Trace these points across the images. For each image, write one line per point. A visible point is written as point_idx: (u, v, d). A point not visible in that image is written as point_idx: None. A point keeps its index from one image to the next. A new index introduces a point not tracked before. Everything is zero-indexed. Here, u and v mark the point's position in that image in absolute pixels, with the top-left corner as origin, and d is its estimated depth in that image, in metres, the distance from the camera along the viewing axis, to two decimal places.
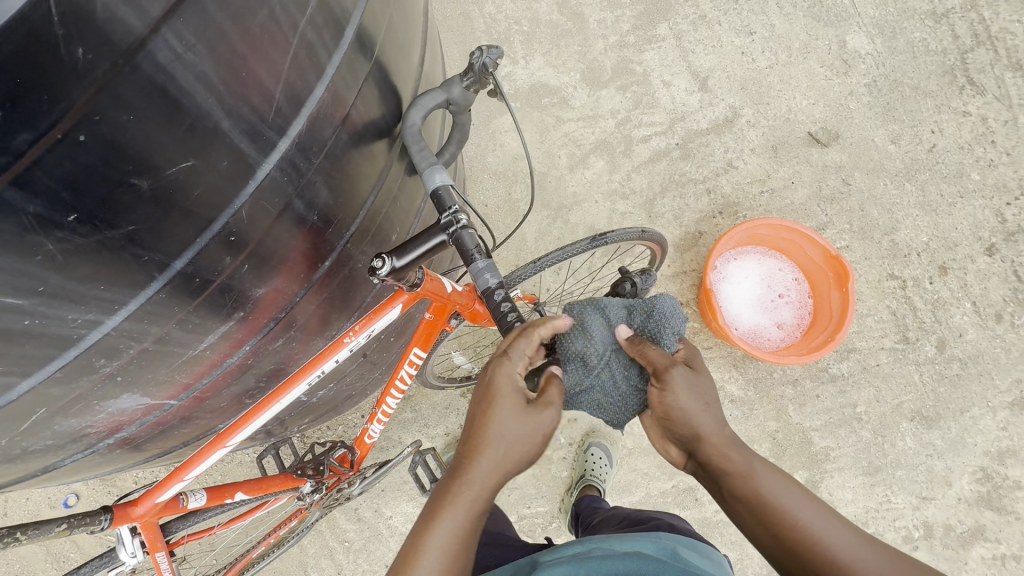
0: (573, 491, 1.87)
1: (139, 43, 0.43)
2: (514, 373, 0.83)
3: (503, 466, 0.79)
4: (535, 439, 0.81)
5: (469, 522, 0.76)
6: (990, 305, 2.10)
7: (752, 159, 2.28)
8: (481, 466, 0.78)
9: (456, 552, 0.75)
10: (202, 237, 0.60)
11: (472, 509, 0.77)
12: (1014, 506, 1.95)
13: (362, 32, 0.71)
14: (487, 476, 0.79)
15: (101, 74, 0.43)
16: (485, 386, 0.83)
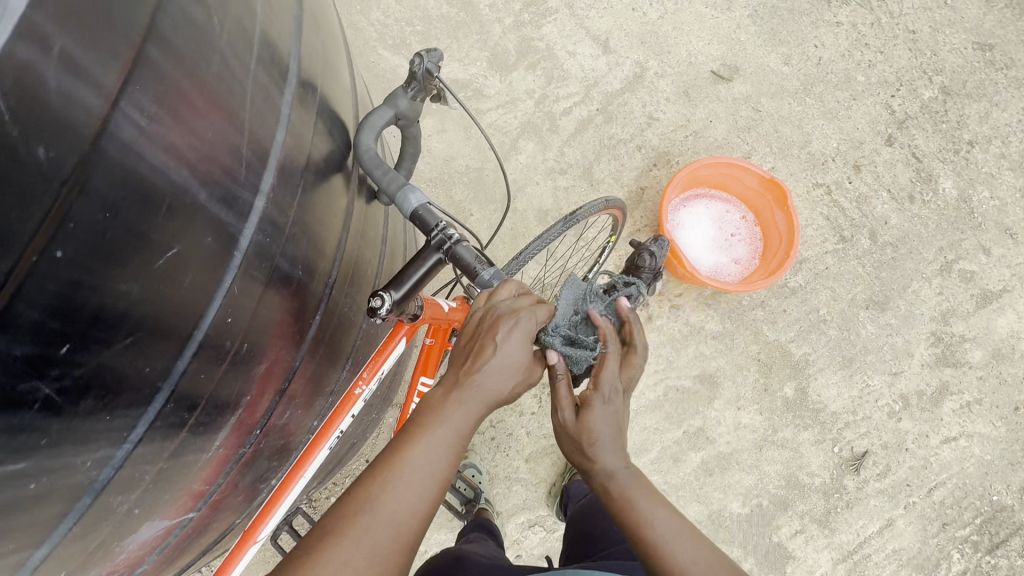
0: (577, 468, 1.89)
1: (101, 125, 0.40)
2: (521, 321, 0.83)
3: (490, 400, 0.80)
4: (519, 384, 0.83)
5: (447, 453, 0.75)
6: (902, 188, 2.32)
7: (670, 107, 2.36)
8: (472, 398, 0.79)
9: (427, 485, 0.73)
10: (199, 330, 0.53)
11: (453, 437, 0.76)
12: (966, 357, 2.18)
13: (303, 63, 0.65)
14: (474, 410, 0.79)
15: (68, 173, 0.39)
16: (491, 324, 0.83)
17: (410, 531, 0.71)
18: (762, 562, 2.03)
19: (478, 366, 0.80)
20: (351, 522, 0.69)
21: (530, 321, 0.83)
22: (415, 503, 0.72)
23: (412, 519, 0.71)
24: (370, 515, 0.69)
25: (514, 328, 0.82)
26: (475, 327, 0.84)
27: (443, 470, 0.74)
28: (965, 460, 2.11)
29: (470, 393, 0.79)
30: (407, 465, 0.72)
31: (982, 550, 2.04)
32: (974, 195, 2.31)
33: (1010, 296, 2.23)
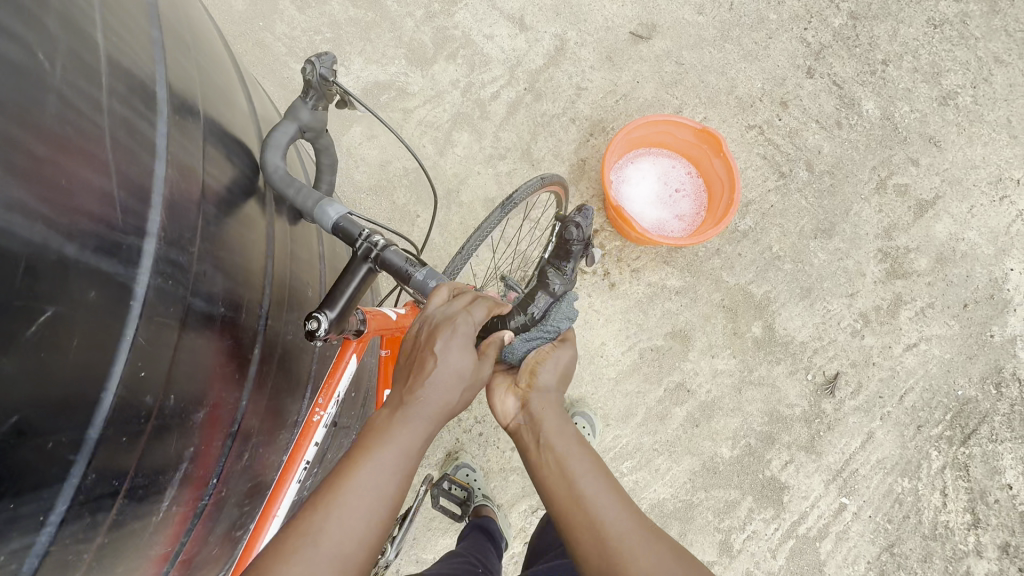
0: None
1: None
2: (464, 323, 0.83)
3: (435, 415, 0.81)
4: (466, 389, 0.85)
5: (394, 474, 0.75)
6: (829, 116, 2.39)
7: (596, 75, 2.36)
8: (417, 414, 0.80)
9: (378, 505, 0.73)
10: (107, 391, 0.49)
11: (400, 456, 0.77)
12: (913, 267, 2.28)
13: (176, 88, 0.61)
14: (420, 426, 0.80)
15: None
16: (431, 336, 0.84)
17: (357, 558, 0.71)
18: (760, 498, 2.09)
19: (420, 382, 0.81)
20: (293, 555, 0.68)
21: (468, 328, 0.83)
22: (360, 528, 0.72)
23: (358, 545, 0.71)
24: (314, 545, 0.69)
25: (452, 338, 0.83)
26: (417, 340, 0.85)
27: (389, 493, 0.74)
28: (928, 363, 2.21)
29: (415, 410, 0.80)
30: (351, 490, 0.72)
31: (957, 443, 2.15)
32: (895, 111, 2.40)
33: (943, 201, 2.33)
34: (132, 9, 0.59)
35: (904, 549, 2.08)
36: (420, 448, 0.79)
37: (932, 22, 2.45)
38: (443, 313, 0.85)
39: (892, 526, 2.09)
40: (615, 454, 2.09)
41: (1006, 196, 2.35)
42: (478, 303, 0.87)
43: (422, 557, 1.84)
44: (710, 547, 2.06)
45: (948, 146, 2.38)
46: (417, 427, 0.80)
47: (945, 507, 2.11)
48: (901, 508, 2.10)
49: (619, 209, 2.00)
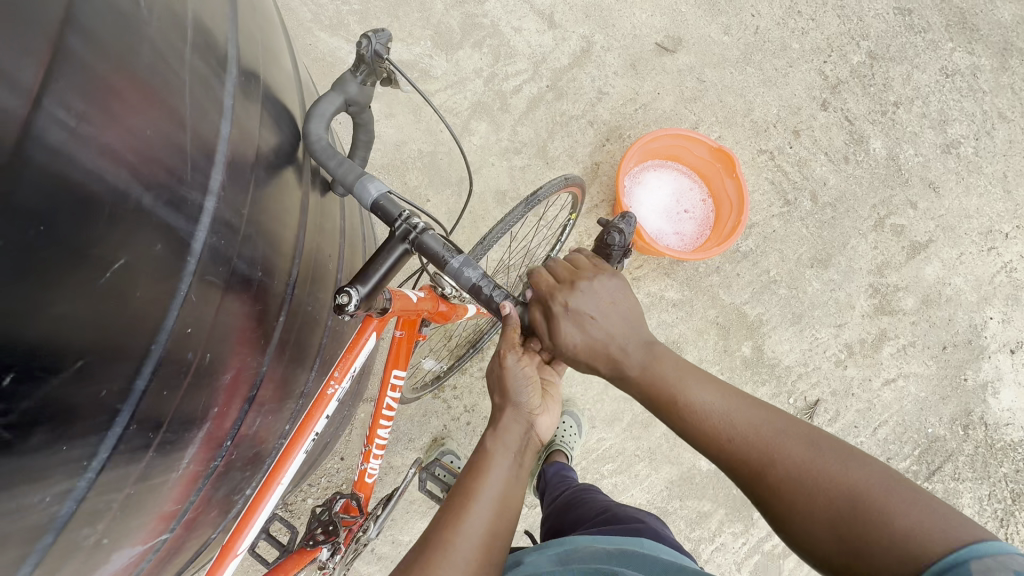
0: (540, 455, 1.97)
1: (25, 128, 0.36)
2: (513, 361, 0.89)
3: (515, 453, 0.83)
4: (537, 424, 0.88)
5: (496, 513, 0.77)
6: (838, 150, 2.44)
7: (618, 81, 2.37)
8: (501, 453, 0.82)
9: (487, 541, 0.75)
10: (156, 344, 0.49)
11: (496, 494, 0.78)
12: (900, 305, 2.35)
13: (243, 48, 0.61)
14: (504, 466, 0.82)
15: None
16: (497, 390, 0.90)
17: None
18: (732, 511, 2.10)
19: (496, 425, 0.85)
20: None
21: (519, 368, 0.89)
22: (474, 571, 0.72)
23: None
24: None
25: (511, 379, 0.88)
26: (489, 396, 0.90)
27: (497, 533, 0.76)
28: (903, 399, 2.29)
29: (496, 451, 0.82)
30: (460, 533, 0.73)
31: (922, 478, 2.24)
32: (901, 153, 2.47)
33: (936, 245, 2.41)
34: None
35: None
36: (509, 494, 0.80)
37: (944, 70, 2.52)
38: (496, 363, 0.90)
39: None
40: (598, 456, 2.08)
41: (994, 247, 2.44)
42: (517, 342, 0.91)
43: (397, 539, 1.85)
44: None
45: (946, 193, 2.46)
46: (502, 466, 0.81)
47: None
48: None
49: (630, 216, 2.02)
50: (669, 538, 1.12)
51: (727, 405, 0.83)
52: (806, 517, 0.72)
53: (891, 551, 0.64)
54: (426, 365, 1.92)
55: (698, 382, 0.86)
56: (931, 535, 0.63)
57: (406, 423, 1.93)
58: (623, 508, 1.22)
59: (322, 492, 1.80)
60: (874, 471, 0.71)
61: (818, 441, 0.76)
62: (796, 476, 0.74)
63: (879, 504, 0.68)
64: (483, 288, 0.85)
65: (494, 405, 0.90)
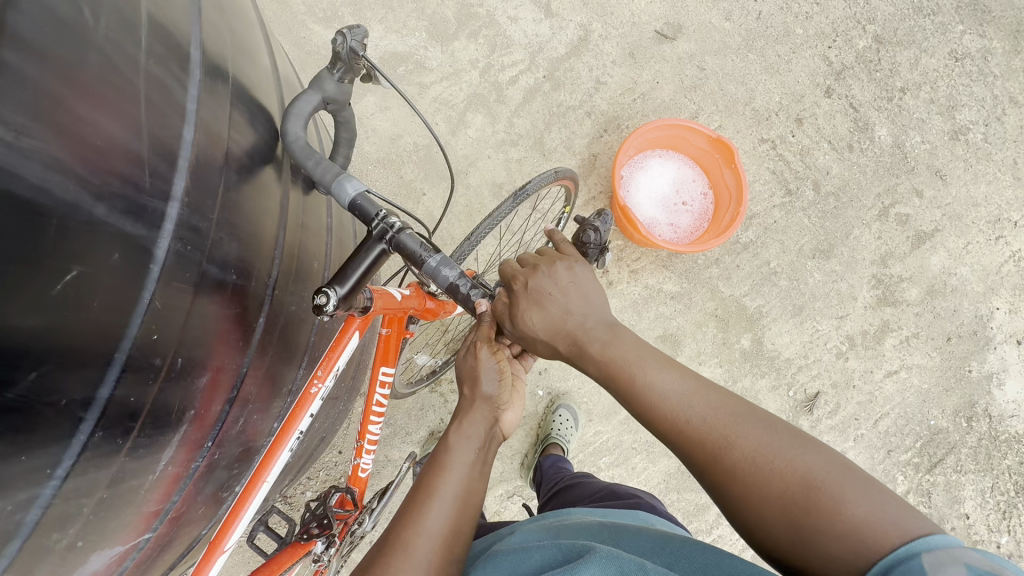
0: (537, 448, 1.98)
1: None
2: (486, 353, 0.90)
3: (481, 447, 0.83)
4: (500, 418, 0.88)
5: (459, 505, 0.78)
6: (842, 138, 2.40)
7: (616, 70, 2.33)
8: (466, 447, 0.82)
9: (449, 536, 0.75)
10: (120, 352, 0.49)
11: (459, 490, 0.79)
12: (903, 296, 2.32)
13: (209, 50, 0.60)
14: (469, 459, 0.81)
15: None
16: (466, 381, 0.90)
17: None
18: None
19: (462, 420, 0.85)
20: None
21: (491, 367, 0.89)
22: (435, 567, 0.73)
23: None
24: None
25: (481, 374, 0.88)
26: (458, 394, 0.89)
27: (460, 527, 0.77)
28: (906, 391, 2.27)
29: (462, 444, 0.82)
30: (421, 529, 0.73)
31: (923, 470, 2.22)
32: (907, 140, 2.41)
33: (941, 235, 2.37)
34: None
35: None
36: (472, 488, 0.80)
37: (954, 54, 2.45)
38: (468, 353, 0.91)
39: None
40: (595, 448, 2.09)
41: (1002, 236, 2.39)
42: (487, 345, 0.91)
43: None
44: None
45: (953, 181, 2.40)
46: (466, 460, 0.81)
47: None
48: None
49: (626, 209, 2.00)
50: (664, 512, 1.14)
51: (686, 387, 0.79)
52: (753, 501, 0.70)
53: (844, 544, 0.63)
54: (419, 361, 1.93)
55: (657, 364, 0.83)
56: (884, 527, 0.62)
57: (403, 417, 1.95)
58: (618, 486, 1.24)
59: (321, 485, 1.83)
60: (829, 462, 0.69)
61: (778, 425, 0.74)
62: (757, 459, 0.71)
63: (834, 496, 0.66)
64: (460, 286, 0.85)
65: (463, 397, 0.89)
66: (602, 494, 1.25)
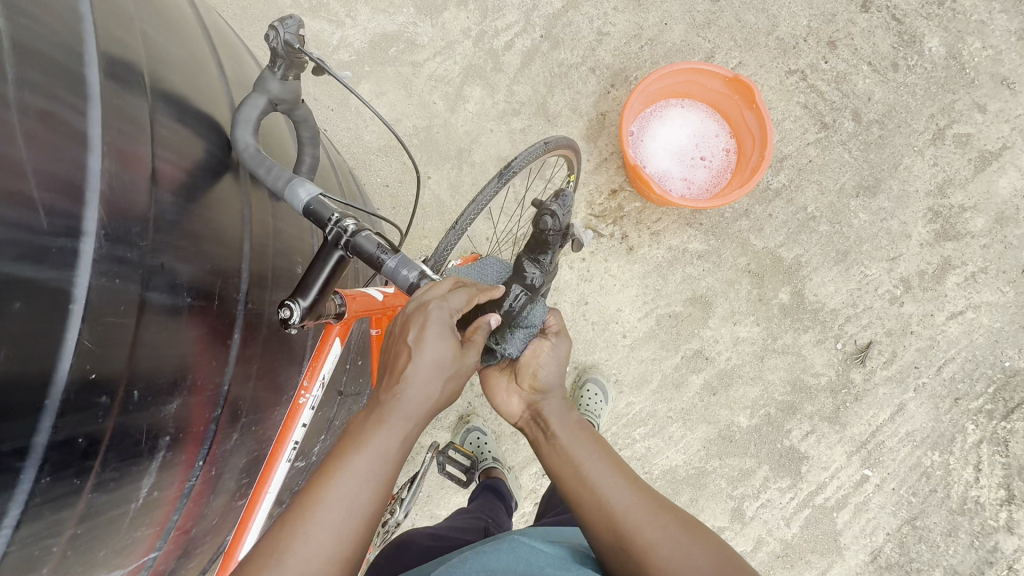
0: None
1: None
2: (444, 310, 0.80)
3: (414, 414, 0.76)
4: (439, 384, 0.78)
5: (373, 481, 0.71)
6: (884, 58, 2.13)
7: (619, 18, 2.15)
8: (395, 413, 0.75)
9: (354, 514, 0.70)
10: (52, 397, 0.51)
11: (374, 462, 0.72)
12: (967, 228, 2.07)
13: (111, 73, 0.60)
14: (397, 426, 0.75)
15: None
16: (410, 326, 0.80)
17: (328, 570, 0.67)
18: (777, 467, 2.02)
19: (396, 378, 0.77)
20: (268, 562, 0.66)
21: (442, 317, 0.79)
22: (337, 541, 0.68)
23: (329, 562, 0.68)
24: (281, 563, 0.65)
25: (425, 330, 0.79)
26: (394, 331, 0.82)
27: (367, 504, 0.71)
28: (974, 332, 2.04)
29: (393, 409, 0.76)
30: (324, 497, 0.69)
31: (998, 417, 2.02)
32: (964, 49, 2.11)
33: (1010, 153, 2.08)
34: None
35: (927, 523, 1.99)
36: (393, 462, 0.74)
37: None
38: (423, 298, 0.81)
39: (916, 500, 2.00)
40: (627, 420, 2.04)
41: None
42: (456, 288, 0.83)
43: (435, 515, 1.91)
44: (722, 513, 2.01)
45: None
46: (394, 428, 0.75)
47: (978, 482, 1.99)
48: (928, 482, 2.00)
49: (638, 169, 1.86)
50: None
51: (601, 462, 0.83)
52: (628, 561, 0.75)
53: None
54: None
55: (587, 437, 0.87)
56: None
57: None
58: None
59: None
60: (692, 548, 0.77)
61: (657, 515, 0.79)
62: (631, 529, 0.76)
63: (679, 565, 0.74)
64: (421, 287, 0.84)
65: (396, 348, 0.80)
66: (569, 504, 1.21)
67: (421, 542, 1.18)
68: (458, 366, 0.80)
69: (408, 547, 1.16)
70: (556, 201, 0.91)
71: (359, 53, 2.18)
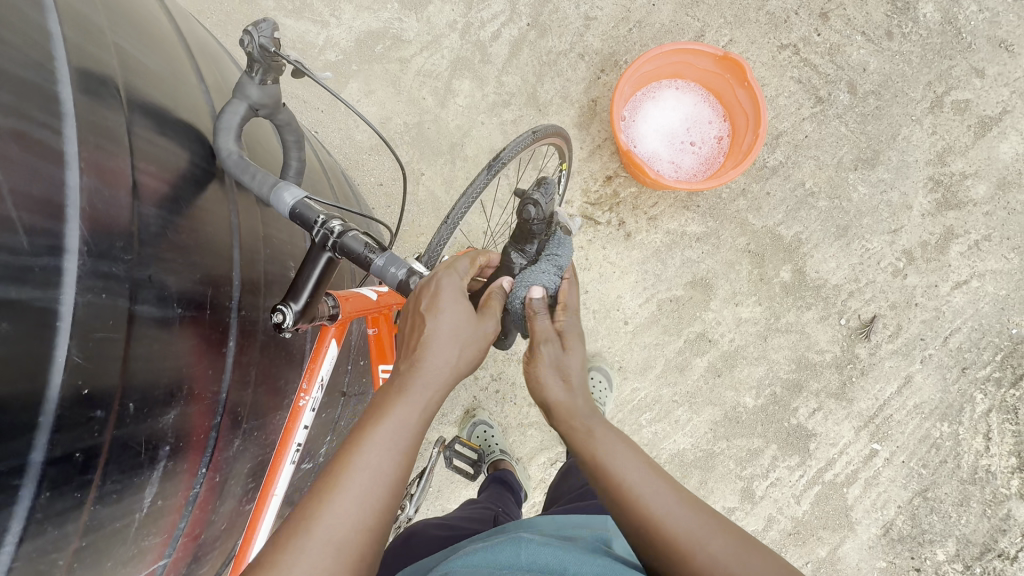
0: None
1: None
2: (453, 279, 0.82)
3: (436, 384, 0.76)
4: (457, 350, 0.78)
5: (398, 448, 0.70)
6: (878, 27, 2.09)
7: (606, 1, 2.13)
8: (417, 382, 0.75)
9: (382, 480, 0.68)
10: (45, 414, 0.52)
11: (399, 431, 0.71)
12: (969, 196, 2.04)
13: (85, 89, 0.60)
14: (419, 396, 0.74)
15: None
16: (422, 299, 0.81)
17: (353, 541, 0.65)
18: (784, 446, 2.02)
19: (417, 348, 0.78)
20: (292, 534, 0.63)
21: (453, 283, 0.82)
22: (362, 509, 0.66)
23: (355, 532, 0.65)
24: (307, 534, 0.63)
25: (439, 297, 0.80)
26: (405, 307, 0.83)
27: (394, 470, 0.69)
28: (979, 301, 2.02)
29: (416, 379, 0.75)
30: (352, 465, 0.67)
31: (1006, 385, 2.00)
32: (960, 12, 2.07)
33: (1011, 117, 2.05)
34: (17, 3, 0.58)
35: (938, 494, 1.99)
36: (418, 430, 0.73)
37: None
38: (432, 272, 0.84)
39: (927, 472, 1.99)
40: (633, 407, 2.03)
41: None
42: (460, 258, 0.88)
43: (446, 509, 1.93)
44: (732, 494, 2.01)
45: (1021, 50, 2.06)
46: (416, 399, 0.74)
47: (988, 451, 1.99)
48: (938, 454, 2.00)
49: (631, 154, 1.85)
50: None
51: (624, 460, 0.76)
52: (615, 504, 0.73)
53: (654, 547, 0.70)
54: None
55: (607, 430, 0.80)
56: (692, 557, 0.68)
57: None
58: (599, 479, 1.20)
59: None
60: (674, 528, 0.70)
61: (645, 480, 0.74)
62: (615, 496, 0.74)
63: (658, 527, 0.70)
64: (410, 284, 0.84)
65: (411, 321, 0.81)
66: (576, 493, 1.21)
67: (430, 531, 1.19)
68: (474, 332, 0.81)
69: (411, 541, 1.16)
70: (538, 189, 0.91)
71: (346, 52, 2.16)
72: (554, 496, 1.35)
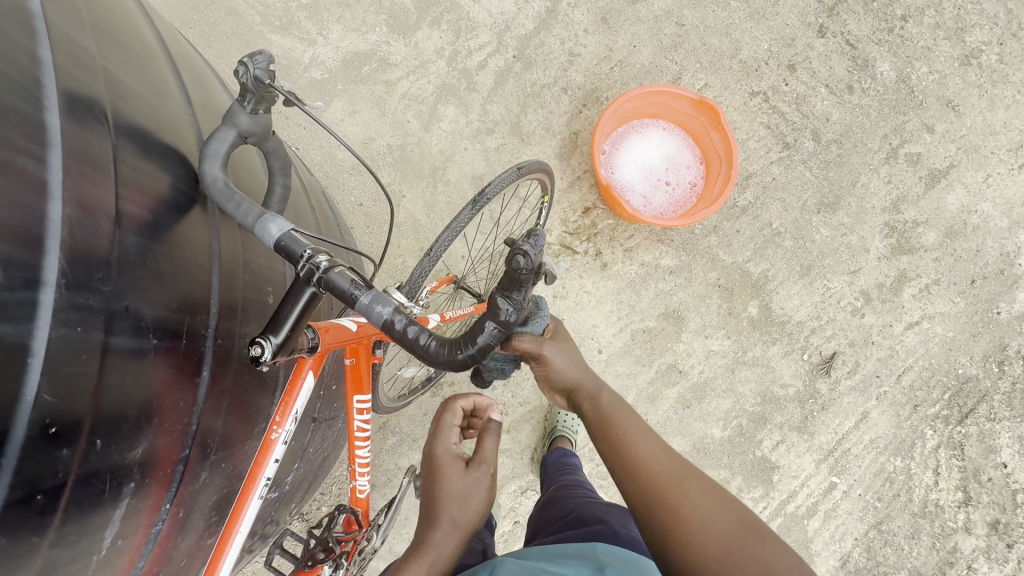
0: (545, 442, 1.93)
1: None
2: (455, 429, 0.93)
3: (457, 517, 0.85)
4: (473, 487, 0.88)
5: None
6: (840, 80, 2.24)
7: (589, 39, 2.21)
8: (444, 517, 0.85)
9: None
10: (8, 454, 0.50)
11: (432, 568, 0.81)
12: (920, 242, 2.18)
13: (73, 117, 0.58)
14: (444, 531, 0.84)
15: None
16: (437, 448, 0.92)
17: None
18: (750, 477, 2.07)
19: (439, 488, 0.88)
20: None
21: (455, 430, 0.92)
22: None
23: None
24: None
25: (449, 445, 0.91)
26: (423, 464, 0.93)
27: None
28: (929, 342, 2.14)
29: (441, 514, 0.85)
30: None
31: (953, 423, 2.11)
32: (912, 73, 2.24)
33: (957, 171, 2.20)
34: (6, 29, 0.57)
35: (892, 527, 2.06)
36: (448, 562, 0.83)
37: None
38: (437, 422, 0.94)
39: (881, 505, 2.07)
40: None
41: None
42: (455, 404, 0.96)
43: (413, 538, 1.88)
44: None
45: (967, 111, 2.22)
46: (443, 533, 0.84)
47: (937, 485, 2.08)
48: (892, 487, 2.08)
49: (609, 188, 1.91)
50: (629, 535, 1.06)
51: (657, 449, 0.90)
52: (649, 471, 0.87)
53: (685, 524, 0.81)
54: (408, 373, 1.90)
55: (640, 428, 0.94)
56: (710, 528, 0.80)
57: (408, 426, 1.94)
58: (585, 507, 1.20)
59: (335, 498, 1.83)
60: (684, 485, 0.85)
61: (664, 452, 0.90)
62: (648, 468, 0.87)
63: (682, 498, 0.83)
64: (396, 324, 0.80)
65: (430, 469, 0.91)
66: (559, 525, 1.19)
67: None
68: (482, 469, 0.90)
69: None
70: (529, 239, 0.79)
71: (332, 71, 2.17)
72: (534, 526, 1.34)
